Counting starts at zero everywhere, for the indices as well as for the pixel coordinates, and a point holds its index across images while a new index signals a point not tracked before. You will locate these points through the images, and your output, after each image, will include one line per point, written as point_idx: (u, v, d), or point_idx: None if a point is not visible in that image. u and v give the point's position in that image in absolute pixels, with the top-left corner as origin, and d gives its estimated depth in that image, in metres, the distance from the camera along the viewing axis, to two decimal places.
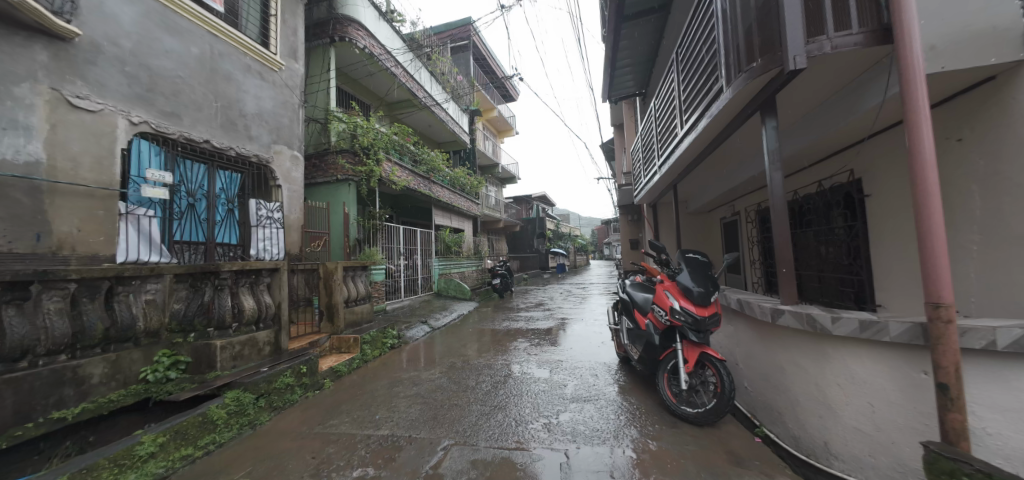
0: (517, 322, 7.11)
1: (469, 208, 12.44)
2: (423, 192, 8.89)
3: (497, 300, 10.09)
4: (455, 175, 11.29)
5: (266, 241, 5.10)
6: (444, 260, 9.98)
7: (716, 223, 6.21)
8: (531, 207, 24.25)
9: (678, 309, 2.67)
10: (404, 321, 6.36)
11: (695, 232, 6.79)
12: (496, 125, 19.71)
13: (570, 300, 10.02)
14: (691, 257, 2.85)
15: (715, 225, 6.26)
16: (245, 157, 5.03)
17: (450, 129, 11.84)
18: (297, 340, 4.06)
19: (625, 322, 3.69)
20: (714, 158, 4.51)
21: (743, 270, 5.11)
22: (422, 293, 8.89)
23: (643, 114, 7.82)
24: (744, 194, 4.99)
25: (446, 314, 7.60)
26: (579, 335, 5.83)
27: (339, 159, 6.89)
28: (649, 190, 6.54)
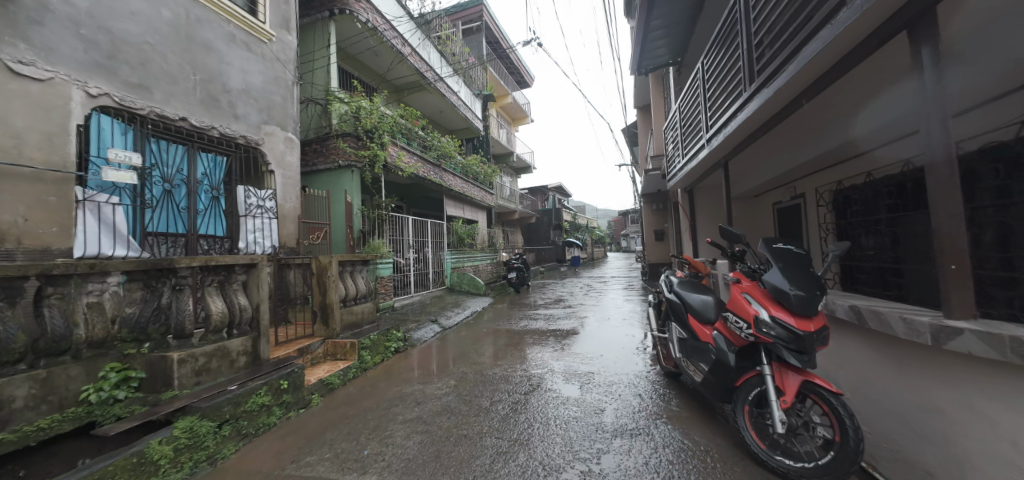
0: (537, 321, 6.43)
1: (483, 198, 11.77)
2: (433, 180, 8.23)
3: (513, 296, 9.43)
4: (467, 163, 10.57)
5: (256, 232, 4.56)
6: (457, 253, 9.37)
7: (768, 209, 5.34)
8: (547, 198, 23.42)
9: (768, 321, 1.95)
10: (412, 320, 5.77)
11: (741, 221, 5.93)
12: (510, 112, 18.86)
13: (592, 296, 9.27)
14: (782, 249, 2.10)
15: (767, 212, 5.41)
16: (231, 138, 4.44)
17: (461, 114, 11.11)
18: (282, 347, 3.47)
19: (674, 331, 2.96)
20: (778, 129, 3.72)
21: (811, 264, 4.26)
22: (433, 288, 8.30)
23: (677, 88, 6.92)
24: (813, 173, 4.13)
25: (459, 312, 6.97)
26: (608, 337, 5.10)
27: (341, 143, 6.22)
28: (688, 173, 5.69)
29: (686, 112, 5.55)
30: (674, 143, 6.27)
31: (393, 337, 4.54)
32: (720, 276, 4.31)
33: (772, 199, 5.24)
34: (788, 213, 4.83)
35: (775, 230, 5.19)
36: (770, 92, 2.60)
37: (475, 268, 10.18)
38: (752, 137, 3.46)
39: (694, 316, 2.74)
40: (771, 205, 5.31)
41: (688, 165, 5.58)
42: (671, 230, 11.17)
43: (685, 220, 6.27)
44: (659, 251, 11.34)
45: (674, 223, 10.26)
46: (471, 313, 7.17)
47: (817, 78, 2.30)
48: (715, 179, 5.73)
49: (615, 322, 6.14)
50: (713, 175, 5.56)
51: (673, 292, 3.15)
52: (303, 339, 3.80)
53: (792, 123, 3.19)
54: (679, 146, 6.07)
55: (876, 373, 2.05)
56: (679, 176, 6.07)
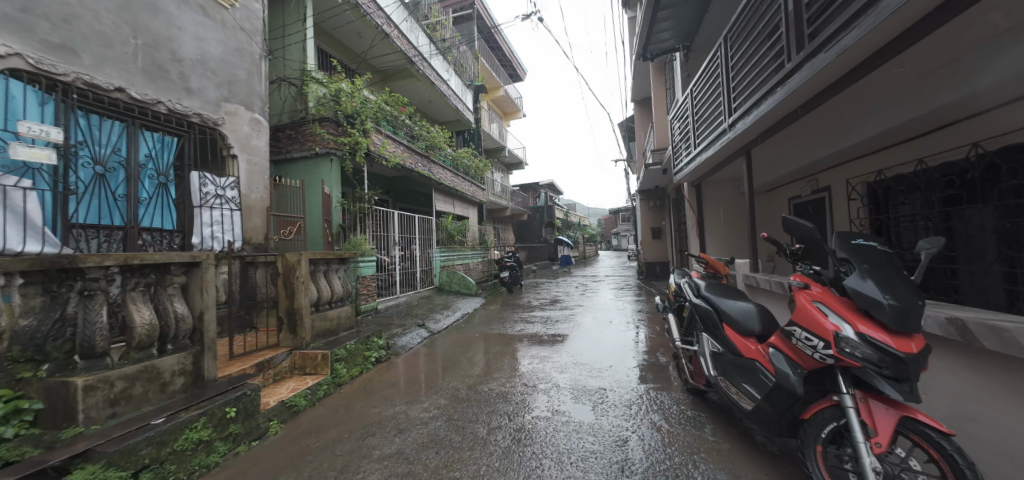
0: (533, 323, 5.94)
1: (474, 193, 11.23)
2: (422, 172, 7.67)
3: (506, 296, 8.94)
4: (457, 156, 9.99)
5: (214, 226, 3.96)
6: (447, 250, 8.82)
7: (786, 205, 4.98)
8: (538, 195, 22.95)
9: (850, 339, 1.50)
10: (396, 325, 5.22)
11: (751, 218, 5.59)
12: (502, 106, 18.30)
13: (588, 295, 8.83)
14: (862, 245, 1.65)
15: (784, 208, 5.06)
16: (182, 115, 3.81)
17: (452, 104, 10.53)
18: (239, 360, 2.91)
19: (703, 342, 2.50)
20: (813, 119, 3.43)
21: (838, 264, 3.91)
22: (420, 289, 7.73)
23: (682, 76, 6.51)
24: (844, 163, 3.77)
25: (449, 314, 6.42)
26: (613, 343, 4.65)
27: (318, 127, 5.57)
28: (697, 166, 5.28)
29: (695, 102, 5.16)
30: (681, 134, 5.85)
31: (375, 345, 3.99)
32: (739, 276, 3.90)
33: (790, 193, 4.89)
34: (809, 208, 4.47)
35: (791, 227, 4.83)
36: (843, 45, 2.15)
37: (465, 267, 9.65)
38: (795, 113, 3.03)
39: (733, 326, 2.29)
40: (788, 200, 4.98)
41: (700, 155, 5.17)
42: (667, 228, 10.85)
43: (692, 215, 5.86)
44: (656, 250, 10.99)
45: (672, 220, 9.91)
46: (463, 315, 6.64)
47: (911, 25, 1.87)
48: (727, 171, 5.34)
49: (617, 324, 5.70)
50: (725, 167, 5.15)
51: (700, 296, 2.70)
52: (264, 351, 3.20)
53: (843, 97, 2.77)
54: (687, 137, 5.67)
55: (978, 400, 1.63)
56: (688, 168, 5.66)
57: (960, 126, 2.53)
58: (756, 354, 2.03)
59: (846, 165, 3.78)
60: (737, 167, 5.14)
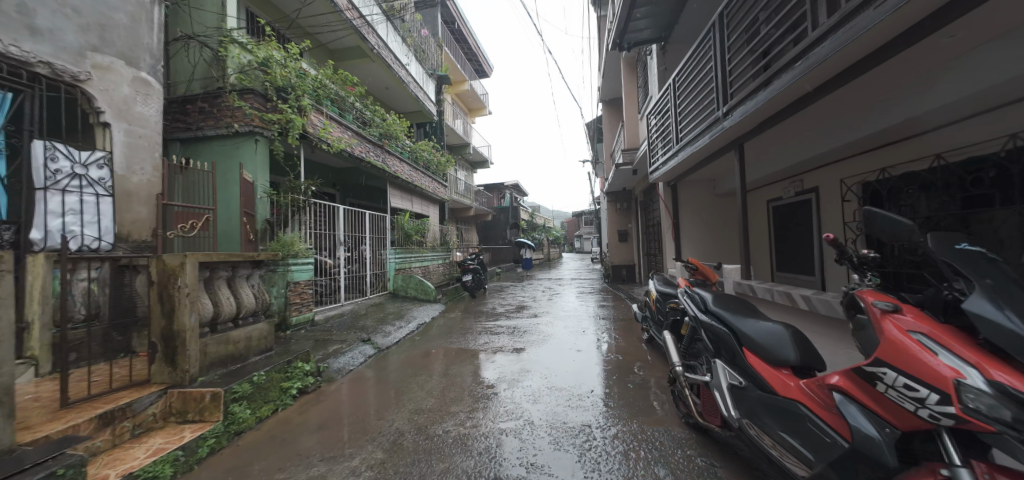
0: (498, 334, 5.28)
1: (435, 190, 10.38)
2: (374, 163, 6.71)
3: (468, 301, 8.22)
4: (416, 148, 9.08)
5: (72, 215, 2.99)
6: (403, 252, 7.92)
7: (766, 207, 4.71)
8: (503, 196, 22.38)
9: (971, 385, 0.96)
10: (334, 341, 4.32)
11: (725, 221, 5.32)
12: (467, 101, 17.49)
13: (556, 300, 8.27)
14: (967, 250, 1.16)
15: (762, 210, 4.82)
16: (23, 61, 2.79)
17: (411, 92, 9.60)
18: (68, 415, 1.99)
19: (717, 370, 1.97)
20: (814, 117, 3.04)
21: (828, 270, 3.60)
22: (369, 295, 6.77)
23: (655, 71, 6.19)
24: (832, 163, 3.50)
25: (402, 324, 5.58)
26: (588, 356, 4.10)
27: (238, 100, 4.53)
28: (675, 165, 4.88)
29: (675, 96, 4.77)
30: (659, 130, 5.45)
31: (298, 372, 3.12)
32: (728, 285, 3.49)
33: (769, 195, 4.64)
34: (790, 211, 4.22)
35: (771, 230, 4.57)
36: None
37: (423, 270, 8.78)
38: (805, 100, 2.62)
39: (760, 356, 1.77)
40: (765, 202, 4.74)
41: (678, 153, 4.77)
42: (634, 231, 10.64)
43: (667, 218, 5.48)
44: (623, 253, 10.74)
45: (640, 223, 9.67)
46: (420, 325, 5.82)
47: None
48: (704, 171, 5.01)
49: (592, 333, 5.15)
50: (702, 167, 4.80)
51: (708, 313, 2.17)
52: (123, 394, 2.31)
53: (864, 81, 2.37)
54: (665, 133, 5.27)
55: None
56: (663, 167, 5.26)
57: (977, 121, 2.23)
58: (802, 396, 1.53)
59: (833, 165, 3.51)
60: (716, 167, 4.80)
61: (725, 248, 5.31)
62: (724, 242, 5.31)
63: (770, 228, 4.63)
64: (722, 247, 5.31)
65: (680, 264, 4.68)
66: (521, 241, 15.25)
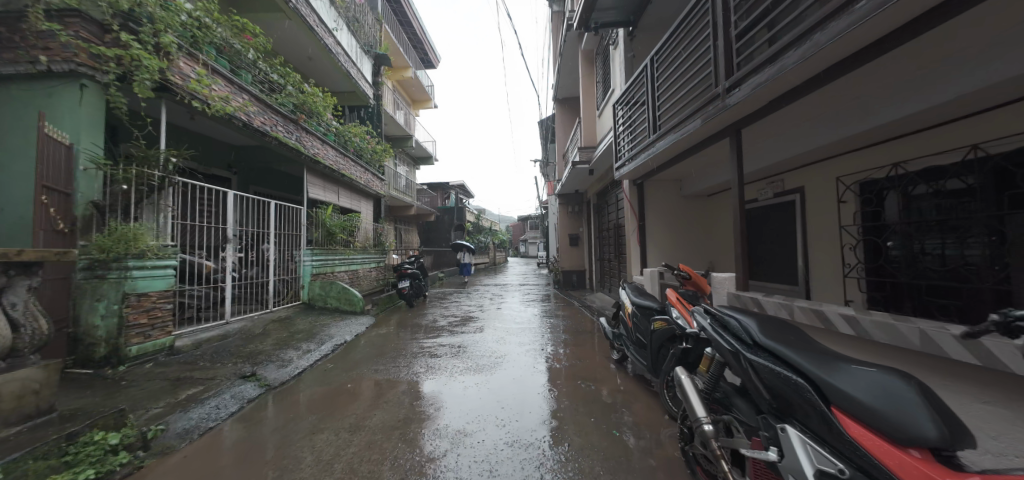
0: (439, 350, 4.31)
1: (370, 183, 8.99)
2: (285, 140, 5.29)
3: (404, 312, 7.03)
4: (346, 132, 7.66)
5: None
6: (322, 253, 6.45)
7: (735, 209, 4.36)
8: (448, 196, 21.16)
9: None
10: (197, 380, 3.01)
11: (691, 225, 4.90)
12: (411, 91, 16.09)
13: (505, 308, 7.42)
14: None
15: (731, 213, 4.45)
16: None
17: (341, 66, 8.15)
18: None
19: (790, 445, 1.21)
20: (818, 105, 2.55)
21: (812, 279, 3.23)
22: (268, 309, 5.25)
23: (616, 61, 5.72)
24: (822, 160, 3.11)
25: (313, 344, 4.23)
26: (550, 379, 3.33)
27: (50, 22, 2.99)
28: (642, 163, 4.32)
29: (644, 87, 4.21)
30: (625, 122, 4.88)
31: (91, 452, 1.89)
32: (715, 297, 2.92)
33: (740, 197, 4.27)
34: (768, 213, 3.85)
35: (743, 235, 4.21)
36: None
37: (351, 276, 7.39)
38: (823, 78, 2.08)
39: (876, 430, 1.04)
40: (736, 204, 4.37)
41: (648, 148, 4.20)
42: (586, 235, 10.25)
43: (631, 220, 4.93)
44: (575, 258, 10.28)
45: (592, 227, 9.27)
46: (338, 343, 4.49)
47: None
48: (673, 170, 4.52)
49: (553, 348, 4.31)
50: (672, 165, 4.29)
51: (758, 348, 1.42)
52: None
53: (902, 53, 1.86)
54: (634, 125, 4.70)
55: None
56: (629, 165, 4.69)
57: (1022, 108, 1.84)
58: None
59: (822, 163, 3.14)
60: (686, 166, 4.33)
61: (692, 254, 4.87)
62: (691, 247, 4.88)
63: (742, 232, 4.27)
64: (688, 253, 4.87)
65: (651, 270, 4.14)
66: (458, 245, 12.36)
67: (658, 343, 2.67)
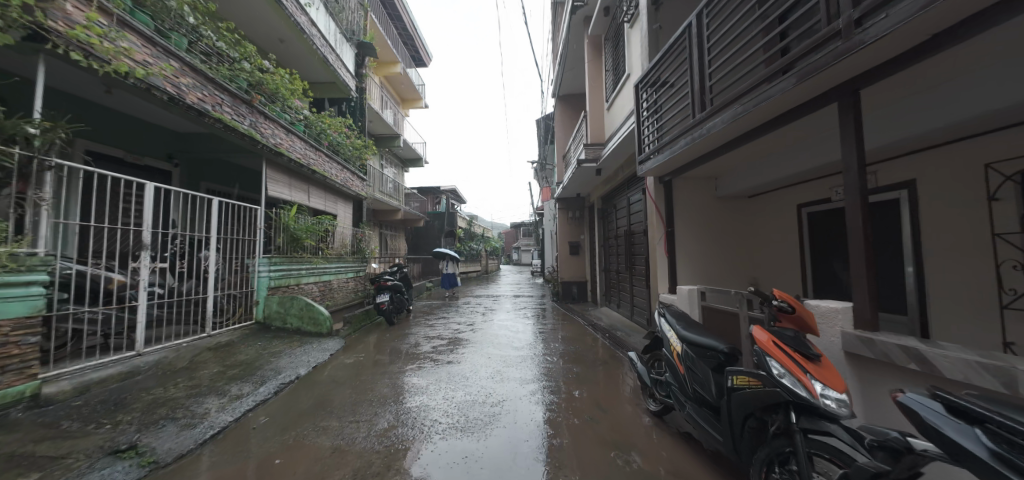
0: (418, 391, 3.28)
1: (350, 182, 7.95)
2: (233, 124, 4.26)
3: (382, 332, 5.96)
4: (318, 123, 6.62)
5: None
6: (284, 262, 5.33)
7: (795, 213, 3.46)
8: (439, 200, 20.07)
9: None
10: (33, 462, 1.96)
11: (735, 231, 3.91)
12: (400, 89, 15.12)
13: (501, 326, 6.40)
14: None
15: (788, 214, 3.53)
16: None
17: (315, 49, 7.16)
18: None
19: None
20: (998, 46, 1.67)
21: (942, 297, 2.51)
22: (205, 334, 4.10)
23: (633, 40, 4.87)
24: (970, 136, 2.28)
25: (247, 386, 3.14)
26: (563, 444, 2.35)
27: None
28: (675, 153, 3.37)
29: (683, 58, 3.33)
30: (649, 109, 3.97)
31: None
32: (825, 339, 1.96)
33: (804, 195, 3.35)
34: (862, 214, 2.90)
35: (813, 246, 3.32)
36: None
37: (321, 288, 6.33)
38: None
39: None
40: (794, 204, 3.43)
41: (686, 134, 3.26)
42: (588, 242, 9.29)
43: (657, 226, 3.95)
44: (575, 268, 9.30)
45: (597, 235, 8.34)
46: (287, 381, 3.37)
47: None
48: (712, 165, 3.57)
49: (570, 388, 3.26)
50: (715, 158, 3.34)
51: None
52: None
53: None
54: (662, 111, 3.79)
55: None
56: (654, 159, 3.74)
57: None
58: None
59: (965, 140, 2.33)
60: (731, 159, 3.38)
61: (738, 266, 3.90)
62: (736, 257, 3.90)
63: (809, 239, 3.33)
64: (734, 264, 3.88)
65: (690, 288, 3.18)
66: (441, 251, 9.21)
67: (743, 413, 1.72)
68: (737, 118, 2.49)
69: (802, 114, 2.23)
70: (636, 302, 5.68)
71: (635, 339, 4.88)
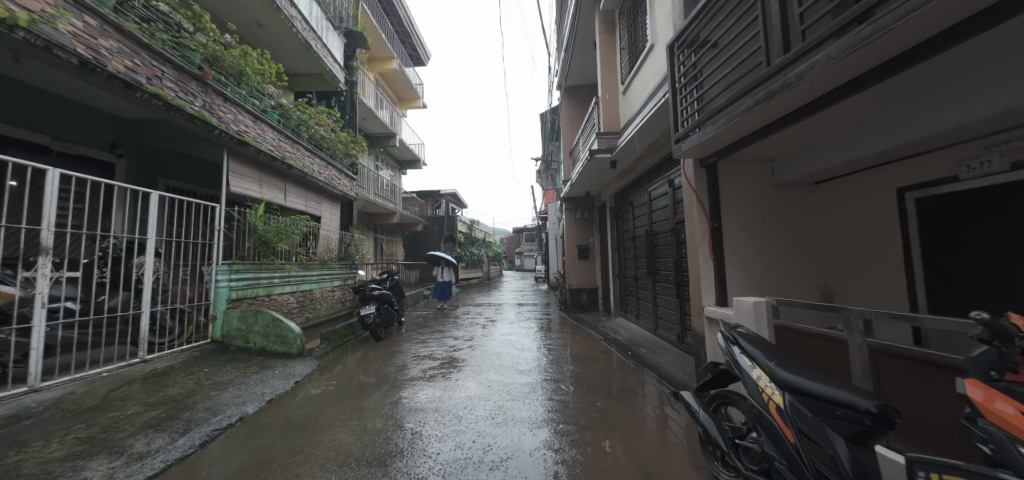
0: (392, 438, 2.41)
1: (336, 180, 7.15)
2: (177, 103, 3.53)
3: (367, 349, 5.13)
4: (297, 112, 5.83)
5: None
6: (249, 269, 4.48)
7: (893, 200, 2.62)
8: (438, 204, 19.27)
9: None
10: None
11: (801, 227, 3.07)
12: (396, 88, 14.43)
13: (505, 341, 5.52)
14: None
15: (882, 201, 2.69)
16: None
17: (296, 34, 6.44)
18: None
19: None
20: None
21: None
22: (139, 359, 3.32)
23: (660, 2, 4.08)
24: None
25: (159, 439, 2.32)
26: None
27: None
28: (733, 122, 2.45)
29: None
30: (684, 75, 3.17)
31: None
32: None
33: (905, 174, 2.53)
34: (1013, 198, 2.06)
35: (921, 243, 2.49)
36: None
37: (299, 298, 5.52)
38: None
39: None
40: (894, 190, 2.60)
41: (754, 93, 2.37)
42: (599, 245, 8.44)
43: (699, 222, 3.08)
44: (584, 273, 8.45)
45: (609, 237, 7.50)
46: (222, 427, 2.53)
47: None
48: (775, 141, 2.72)
49: (598, 435, 2.40)
50: (786, 129, 2.51)
51: None
52: None
53: None
54: (703, 76, 2.98)
55: None
56: (698, 135, 2.86)
57: None
58: None
59: None
60: (805, 131, 2.56)
61: (805, 270, 3.05)
62: (802, 260, 3.05)
63: (916, 235, 2.50)
64: (800, 268, 3.04)
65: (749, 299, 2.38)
66: (436, 255, 8.36)
67: None
68: (864, 44, 1.59)
69: (979, 33, 1.42)
70: (662, 313, 4.82)
71: (667, 360, 4.00)
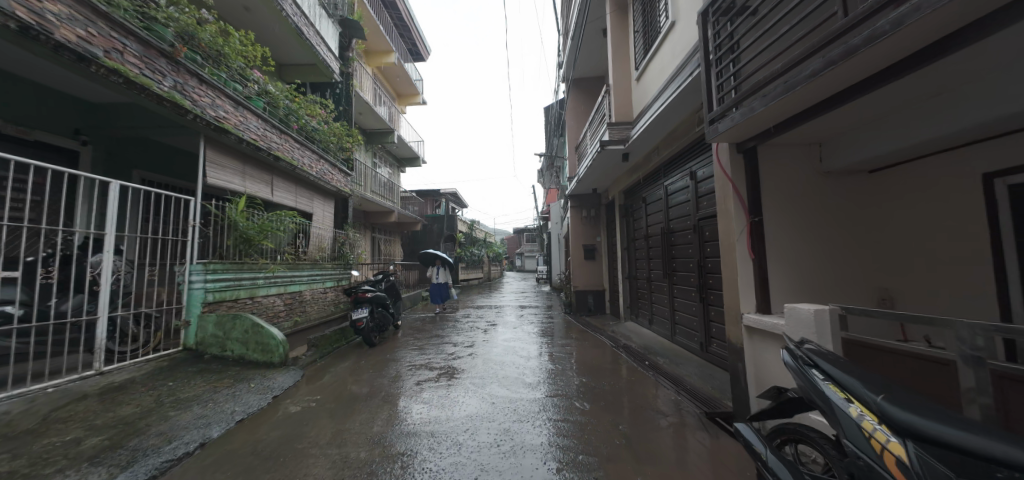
0: (378, 472, 2.00)
1: (330, 176, 6.72)
2: (142, 81, 3.14)
3: (359, 356, 4.72)
4: (286, 101, 5.38)
5: None
6: (228, 269, 4.04)
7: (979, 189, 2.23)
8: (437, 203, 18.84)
9: None
10: None
11: (853, 222, 2.67)
12: (395, 84, 14.05)
13: (508, 346, 5.09)
14: None
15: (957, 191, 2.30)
16: None
17: (286, 19, 6.05)
18: None
19: None
20: None
21: None
22: (94, 371, 2.92)
23: None
24: None
25: (94, 475, 1.90)
26: None
27: None
28: (793, 91, 2.00)
29: None
30: (713, 49, 2.71)
31: None
32: None
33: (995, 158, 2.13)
34: None
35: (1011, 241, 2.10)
36: None
37: (288, 301, 5.11)
38: None
39: None
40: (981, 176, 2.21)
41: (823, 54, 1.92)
42: (605, 245, 8.03)
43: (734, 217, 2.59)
44: (590, 274, 8.04)
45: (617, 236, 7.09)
46: (176, 457, 2.12)
47: None
48: (833, 120, 2.32)
49: (626, 471, 1.98)
50: (851, 104, 2.10)
51: None
52: None
53: None
54: (737, 47, 2.53)
55: None
56: (736, 115, 2.41)
57: None
58: None
59: None
60: (872, 109, 2.17)
61: (857, 271, 2.66)
62: (855, 261, 2.65)
63: (1008, 231, 2.11)
64: (853, 269, 2.64)
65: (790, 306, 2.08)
66: (434, 255, 7.94)
67: None
68: None
69: None
70: (680, 318, 4.40)
71: (689, 371, 3.59)
